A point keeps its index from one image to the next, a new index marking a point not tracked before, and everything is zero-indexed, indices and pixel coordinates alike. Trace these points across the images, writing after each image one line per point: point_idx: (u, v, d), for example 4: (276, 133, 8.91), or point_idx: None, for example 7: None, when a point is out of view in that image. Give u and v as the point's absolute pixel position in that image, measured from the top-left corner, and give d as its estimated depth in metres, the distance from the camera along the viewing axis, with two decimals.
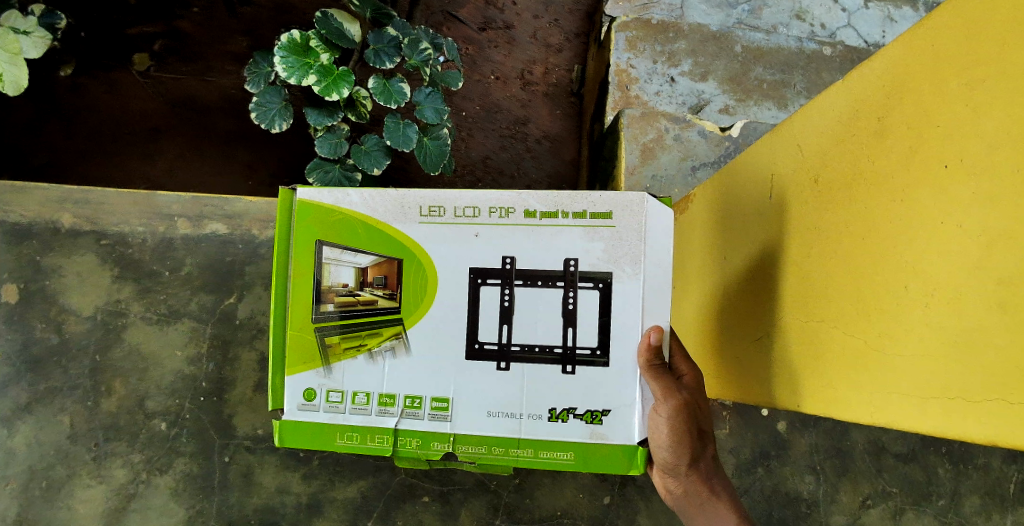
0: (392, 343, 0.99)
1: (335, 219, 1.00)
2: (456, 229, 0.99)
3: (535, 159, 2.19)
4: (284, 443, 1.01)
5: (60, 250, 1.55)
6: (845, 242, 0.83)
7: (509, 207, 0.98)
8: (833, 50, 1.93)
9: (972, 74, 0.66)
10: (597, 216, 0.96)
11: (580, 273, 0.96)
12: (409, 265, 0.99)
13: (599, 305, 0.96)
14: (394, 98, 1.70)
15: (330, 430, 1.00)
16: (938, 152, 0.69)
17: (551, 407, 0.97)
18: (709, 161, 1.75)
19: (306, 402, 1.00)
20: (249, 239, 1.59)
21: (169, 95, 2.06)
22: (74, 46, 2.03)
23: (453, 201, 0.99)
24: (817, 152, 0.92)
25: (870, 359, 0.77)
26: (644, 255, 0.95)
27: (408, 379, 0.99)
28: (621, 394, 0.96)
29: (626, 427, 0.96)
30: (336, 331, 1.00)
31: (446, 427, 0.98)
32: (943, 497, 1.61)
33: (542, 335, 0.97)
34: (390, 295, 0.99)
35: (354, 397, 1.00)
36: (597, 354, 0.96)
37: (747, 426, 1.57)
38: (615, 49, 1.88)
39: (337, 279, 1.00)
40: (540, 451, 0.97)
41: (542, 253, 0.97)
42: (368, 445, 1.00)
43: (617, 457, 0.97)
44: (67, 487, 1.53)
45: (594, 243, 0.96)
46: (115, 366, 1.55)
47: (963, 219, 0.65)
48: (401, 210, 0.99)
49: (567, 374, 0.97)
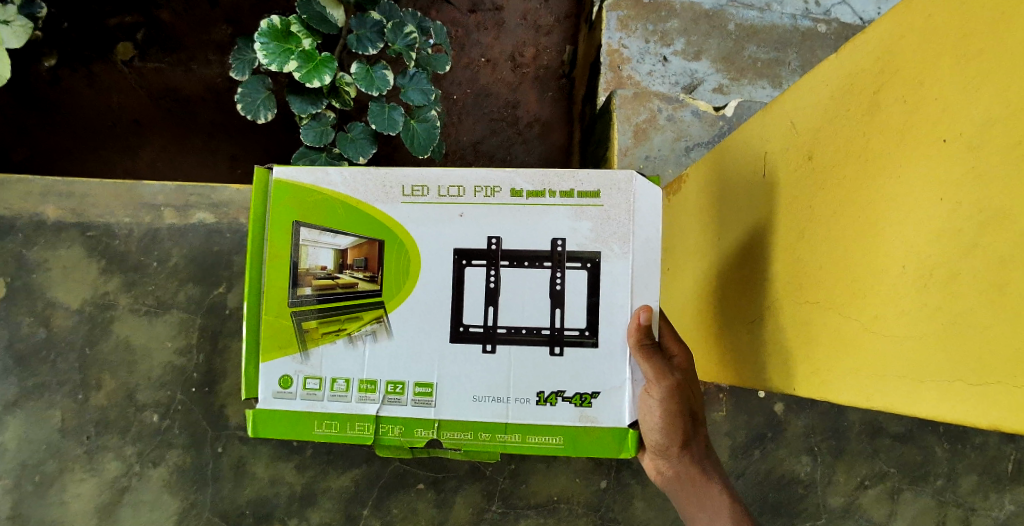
0: (372, 327, 0.97)
1: (314, 200, 0.97)
2: (440, 210, 0.97)
3: (525, 145, 2.16)
4: (258, 433, 0.98)
5: (44, 244, 1.53)
6: (838, 219, 0.81)
7: (495, 186, 0.96)
8: (827, 27, 1.91)
9: (969, 44, 0.64)
10: (585, 195, 0.94)
11: (568, 253, 0.95)
12: (388, 246, 0.97)
13: (588, 284, 0.94)
14: (376, 84, 1.68)
15: (308, 418, 0.98)
16: (934, 130, 0.67)
17: (539, 390, 0.95)
18: (703, 141, 1.73)
19: (282, 390, 0.98)
20: (237, 228, 1.57)
21: (149, 91, 2.03)
22: (58, 38, 1.99)
23: (437, 182, 0.96)
24: (810, 127, 0.90)
25: (865, 342, 0.75)
26: (633, 233, 0.94)
27: (391, 363, 0.97)
28: (608, 375, 0.95)
29: (616, 409, 0.95)
30: (314, 316, 0.98)
31: (429, 412, 0.97)
32: (940, 477, 1.61)
33: (529, 317, 0.95)
34: (371, 278, 0.97)
35: (333, 383, 0.97)
36: (588, 335, 0.95)
37: (743, 408, 1.56)
38: (607, 28, 1.85)
39: (315, 262, 0.98)
40: (528, 436, 0.96)
41: (529, 233, 0.95)
42: (348, 433, 0.98)
43: (607, 440, 0.96)
44: (59, 483, 1.52)
45: (581, 223, 0.94)
46: (103, 360, 1.53)
47: (960, 196, 0.63)
48: (383, 190, 0.97)
49: (555, 356, 0.95)
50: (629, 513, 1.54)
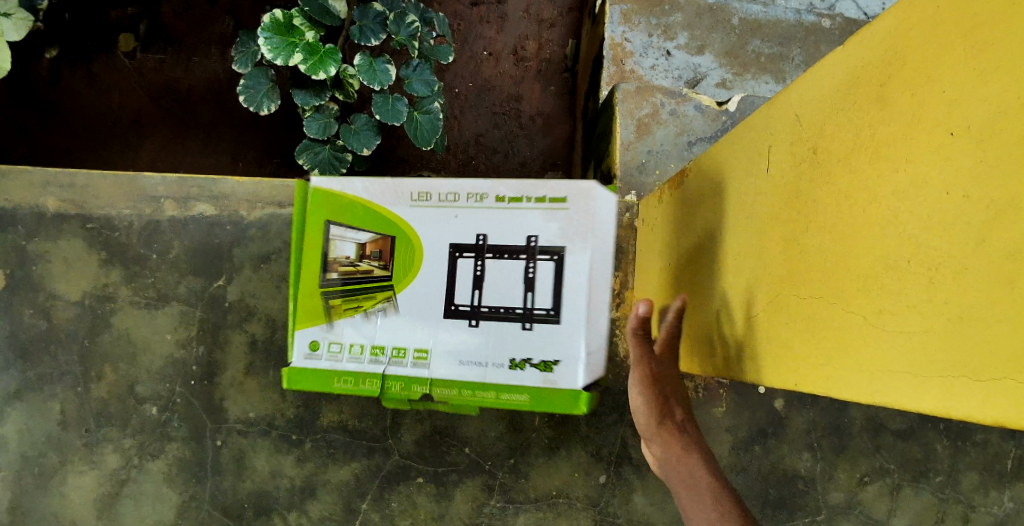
0: (383, 305, 1.09)
1: (341, 202, 1.10)
2: (438, 211, 1.08)
3: (527, 138, 2.16)
4: (291, 385, 1.10)
5: (45, 235, 1.53)
6: (843, 212, 0.81)
7: (482, 193, 1.07)
8: (832, 22, 1.90)
9: (977, 36, 0.63)
10: (555, 200, 1.05)
11: (539, 247, 1.05)
12: (400, 241, 1.09)
13: (554, 274, 1.04)
14: (378, 77, 1.67)
15: (330, 374, 1.09)
16: (940, 123, 0.66)
17: (511, 357, 1.06)
18: (706, 136, 1.72)
19: (310, 352, 1.10)
20: (238, 220, 1.56)
21: (150, 82, 2.10)
22: (59, 33, 2.07)
23: (439, 188, 1.08)
24: (815, 120, 0.89)
25: (870, 336, 0.75)
26: (593, 231, 1.04)
27: (396, 332, 1.09)
28: (568, 345, 1.04)
29: (573, 373, 1.04)
30: (338, 295, 1.10)
31: (424, 373, 1.07)
32: (942, 474, 1.60)
33: (506, 298, 1.06)
34: (384, 266, 1.09)
35: (351, 347, 1.09)
36: (553, 314, 1.04)
37: (744, 404, 1.56)
38: (609, 22, 1.85)
39: (341, 252, 1.10)
40: (501, 393, 1.06)
41: (508, 230, 1.07)
42: (361, 388, 1.09)
43: (565, 399, 1.04)
44: (59, 475, 1.52)
45: (550, 224, 1.05)
46: (104, 352, 1.53)
47: (967, 190, 0.63)
48: (394, 195, 1.09)
49: (526, 330, 1.05)
50: (629, 508, 1.54)
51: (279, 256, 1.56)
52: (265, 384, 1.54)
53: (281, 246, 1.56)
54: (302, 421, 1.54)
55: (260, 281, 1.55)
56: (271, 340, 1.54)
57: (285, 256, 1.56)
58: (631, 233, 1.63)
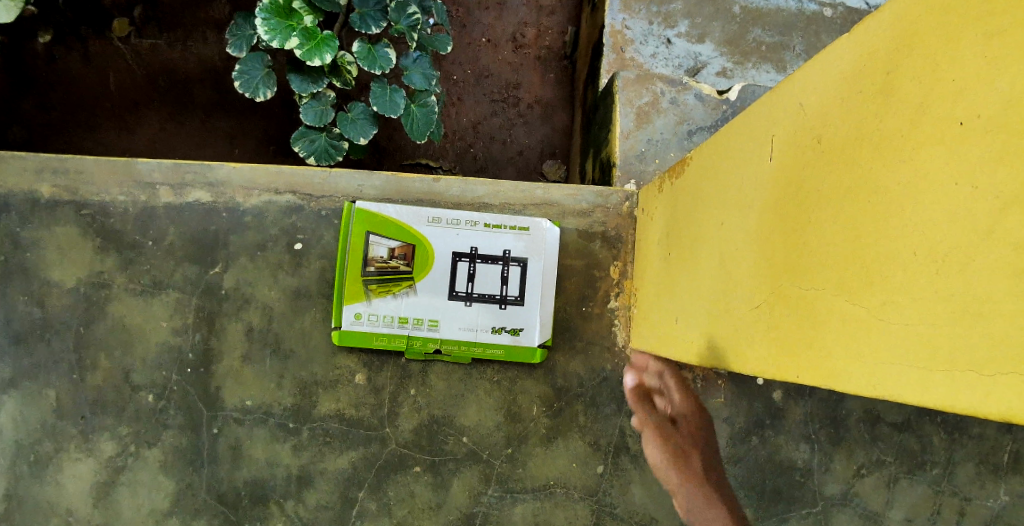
0: (406, 290, 1.52)
1: (379, 219, 1.52)
2: (445, 231, 1.54)
3: (527, 125, 2.15)
4: (338, 342, 1.50)
5: (39, 222, 1.51)
6: (847, 205, 0.80)
7: (475, 221, 1.55)
8: (833, 12, 1.90)
9: (987, 24, 0.62)
10: (521, 228, 1.55)
11: (512, 257, 1.55)
12: (419, 248, 1.53)
13: (520, 275, 1.54)
14: (378, 63, 1.66)
15: (370, 335, 1.51)
16: (948, 113, 0.65)
17: (493, 324, 1.53)
18: (705, 125, 1.70)
19: (355, 320, 1.50)
20: (233, 208, 1.55)
21: (148, 72, 2.08)
22: (49, 14, 2.04)
23: (447, 215, 1.54)
24: (819, 111, 0.88)
25: (873, 330, 0.74)
26: (545, 249, 1.55)
27: (417, 307, 1.52)
28: (529, 318, 1.53)
29: (532, 334, 1.53)
30: (374, 282, 1.51)
31: (436, 333, 1.52)
32: (938, 466, 1.61)
33: (488, 287, 1.54)
34: (407, 265, 1.53)
35: (385, 317, 1.51)
36: (519, 298, 1.54)
37: (742, 394, 1.56)
38: (610, 10, 1.83)
39: (377, 253, 1.51)
40: (486, 349, 1.52)
41: (490, 245, 1.55)
42: (392, 345, 1.51)
43: (525, 352, 1.53)
44: (55, 463, 1.51)
45: (519, 242, 1.55)
46: (99, 339, 1.52)
47: (974, 181, 0.62)
48: (417, 218, 1.53)
49: (502, 309, 1.53)
50: (626, 498, 1.54)
51: (276, 244, 1.55)
52: (262, 372, 1.53)
53: (278, 234, 1.55)
54: (299, 410, 1.53)
55: (257, 268, 1.54)
56: (268, 328, 1.53)
57: (282, 243, 1.55)
58: (628, 222, 1.61)
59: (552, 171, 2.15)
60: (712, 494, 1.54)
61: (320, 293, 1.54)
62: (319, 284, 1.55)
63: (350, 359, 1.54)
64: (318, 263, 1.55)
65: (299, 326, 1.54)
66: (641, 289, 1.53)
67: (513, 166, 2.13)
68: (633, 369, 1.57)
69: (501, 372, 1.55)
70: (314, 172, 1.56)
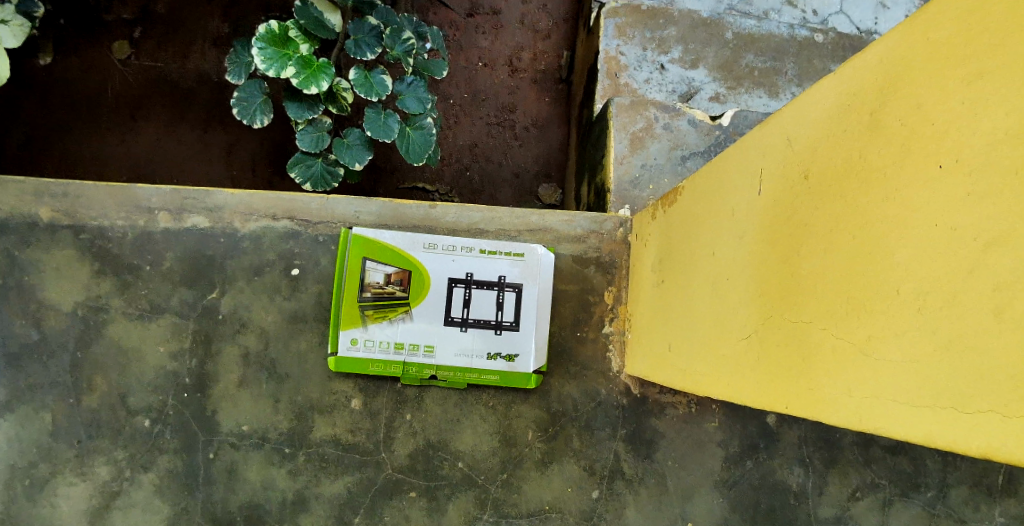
0: (403, 315, 1.53)
1: (376, 245, 1.53)
2: (441, 256, 1.55)
3: (523, 148, 2.17)
4: (335, 368, 1.51)
5: (37, 244, 1.52)
6: (835, 239, 0.82)
7: (470, 247, 1.56)
8: (825, 37, 1.92)
9: (970, 69, 0.63)
10: (516, 254, 1.56)
11: (507, 283, 1.56)
12: (415, 273, 1.54)
13: (515, 301, 1.55)
14: (374, 90, 1.68)
15: (366, 360, 1.52)
16: (933, 152, 0.67)
17: (489, 349, 1.54)
18: (699, 150, 1.73)
19: (351, 346, 1.51)
20: (231, 232, 1.56)
21: (138, 80, 2.12)
22: (52, 33, 2.10)
23: (443, 241, 1.55)
24: (809, 144, 0.90)
25: (861, 363, 0.75)
26: (540, 274, 1.56)
27: (413, 332, 1.53)
28: (524, 344, 1.54)
29: (527, 360, 1.54)
30: (371, 308, 1.52)
31: (431, 359, 1.53)
32: (931, 488, 1.62)
33: (484, 313, 1.55)
34: (403, 290, 1.54)
35: (381, 342, 1.52)
36: (514, 324, 1.54)
37: (735, 418, 1.57)
38: (604, 36, 1.87)
39: (374, 280, 1.52)
40: (482, 374, 1.53)
41: (486, 270, 1.56)
42: (388, 371, 1.52)
43: (520, 377, 1.53)
44: (49, 486, 1.50)
45: (514, 267, 1.56)
46: (96, 362, 1.52)
47: (957, 221, 0.63)
48: (413, 243, 1.55)
49: (497, 335, 1.54)
50: (621, 521, 1.54)
51: (273, 268, 1.56)
52: (258, 396, 1.54)
53: (275, 258, 1.56)
54: (295, 434, 1.53)
55: (254, 292, 1.55)
56: (264, 352, 1.54)
57: (279, 268, 1.56)
58: (623, 247, 1.62)
59: (547, 194, 2.16)
60: (707, 518, 1.55)
61: (317, 318, 1.56)
62: (316, 308, 1.56)
63: (346, 384, 1.55)
64: (315, 287, 1.56)
65: (295, 349, 1.55)
66: (635, 313, 1.54)
67: (508, 187, 2.15)
68: (628, 394, 1.58)
69: (496, 397, 1.56)
70: (311, 198, 1.58)
